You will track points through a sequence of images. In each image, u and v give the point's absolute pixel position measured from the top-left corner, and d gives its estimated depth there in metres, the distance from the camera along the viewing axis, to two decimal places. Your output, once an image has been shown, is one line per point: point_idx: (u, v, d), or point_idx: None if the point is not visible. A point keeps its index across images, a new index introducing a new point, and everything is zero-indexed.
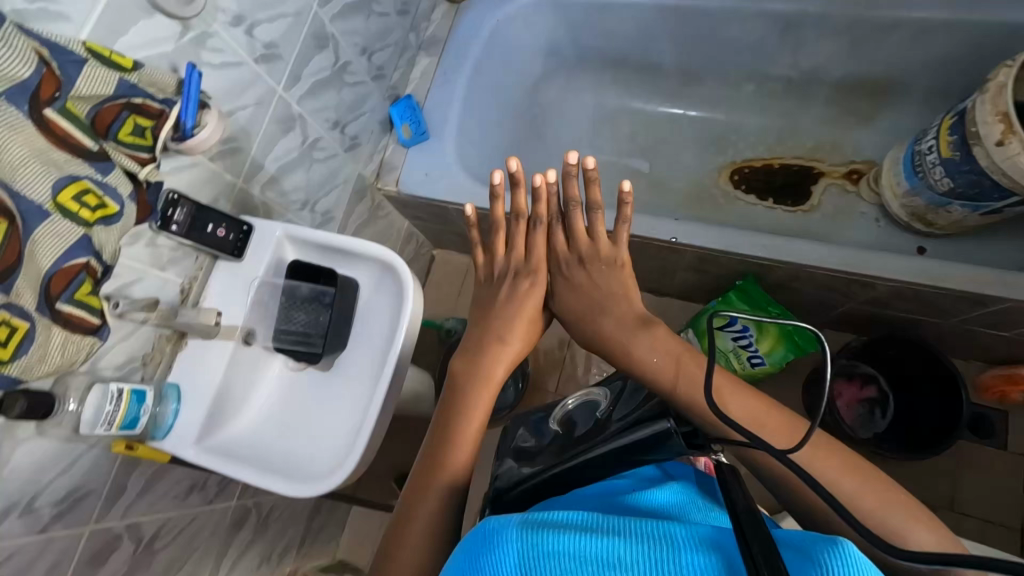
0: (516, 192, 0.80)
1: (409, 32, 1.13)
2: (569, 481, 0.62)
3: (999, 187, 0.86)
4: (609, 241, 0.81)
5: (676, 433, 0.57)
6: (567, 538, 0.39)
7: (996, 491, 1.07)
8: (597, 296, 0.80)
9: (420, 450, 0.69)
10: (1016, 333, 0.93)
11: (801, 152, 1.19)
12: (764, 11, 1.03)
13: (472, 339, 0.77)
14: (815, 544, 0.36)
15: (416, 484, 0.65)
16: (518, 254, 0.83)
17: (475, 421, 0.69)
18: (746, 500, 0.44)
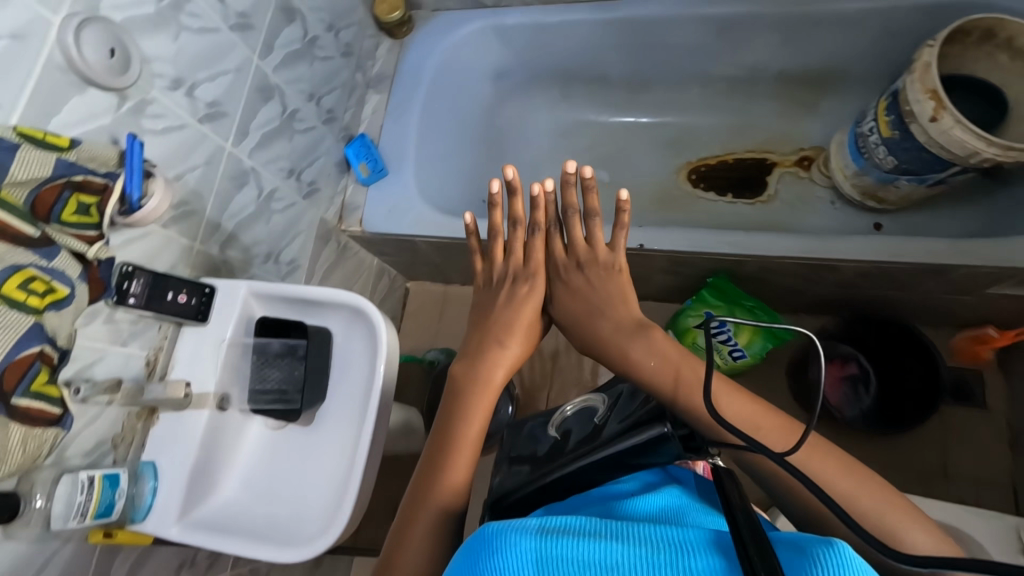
0: (513, 201, 0.80)
1: (355, 72, 1.13)
2: (571, 482, 0.63)
3: (939, 160, 0.89)
4: (607, 248, 0.81)
5: (672, 435, 0.60)
6: (567, 543, 0.38)
7: (984, 451, 1.10)
8: (595, 300, 0.79)
9: (420, 456, 0.67)
10: (977, 296, 0.97)
11: (752, 145, 1.22)
12: (696, 16, 1.07)
13: (472, 343, 0.77)
14: (811, 545, 0.36)
15: (417, 490, 0.64)
16: (518, 260, 0.82)
17: (476, 425, 0.68)
18: (743, 501, 0.44)
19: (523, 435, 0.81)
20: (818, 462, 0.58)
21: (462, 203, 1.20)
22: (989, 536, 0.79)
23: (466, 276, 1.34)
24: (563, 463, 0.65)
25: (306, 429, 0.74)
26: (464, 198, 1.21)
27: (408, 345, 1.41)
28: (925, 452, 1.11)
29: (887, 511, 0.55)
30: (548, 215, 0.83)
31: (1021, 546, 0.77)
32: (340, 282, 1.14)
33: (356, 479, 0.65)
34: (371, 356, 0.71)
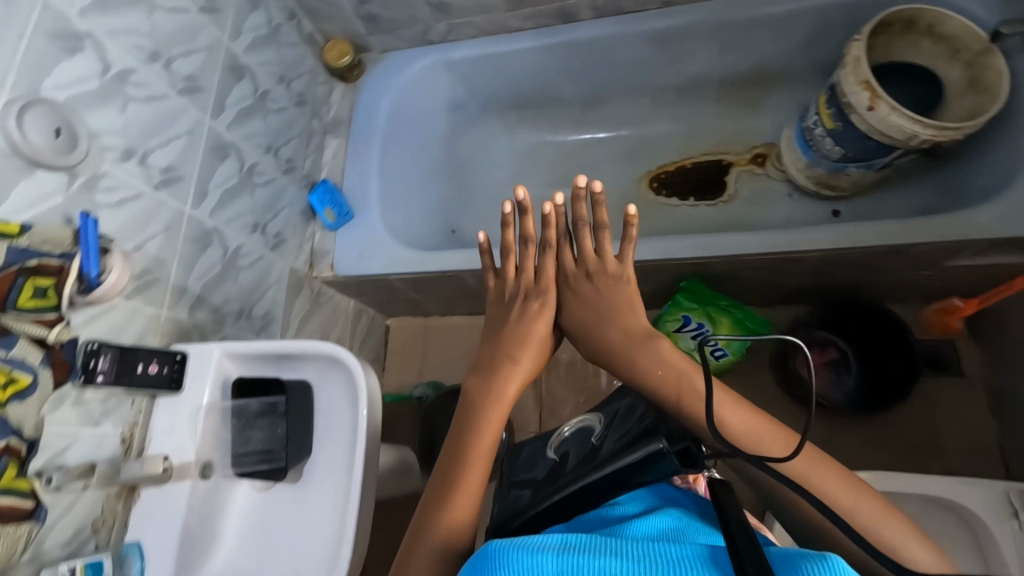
0: (525, 219, 0.82)
1: (310, 119, 1.14)
2: (576, 499, 0.62)
3: (882, 145, 0.93)
4: (615, 259, 0.81)
5: (669, 452, 0.59)
6: (567, 560, 0.39)
7: (967, 419, 1.12)
8: (601, 308, 0.79)
9: (434, 469, 0.67)
10: (937, 270, 1.00)
11: (707, 148, 1.26)
12: (636, 32, 1.11)
13: (488, 357, 0.78)
14: (803, 558, 0.38)
15: (429, 503, 0.63)
16: (530, 276, 0.83)
17: (489, 436, 0.68)
18: (736, 513, 0.46)
19: (521, 456, 0.76)
20: (818, 475, 0.58)
21: (432, 236, 1.21)
22: (980, 504, 0.80)
23: (445, 307, 1.34)
24: (566, 482, 0.63)
25: (295, 486, 0.71)
26: (433, 231, 1.22)
27: (395, 383, 1.39)
28: (912, 427, 1.13)
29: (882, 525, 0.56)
30: (559, 229, 0.83)
31: (1012, 509, 0.78)
32: (317, 329, 1.12)
33: (352, 520, 0.64)
34: (352, 401, 0.69)
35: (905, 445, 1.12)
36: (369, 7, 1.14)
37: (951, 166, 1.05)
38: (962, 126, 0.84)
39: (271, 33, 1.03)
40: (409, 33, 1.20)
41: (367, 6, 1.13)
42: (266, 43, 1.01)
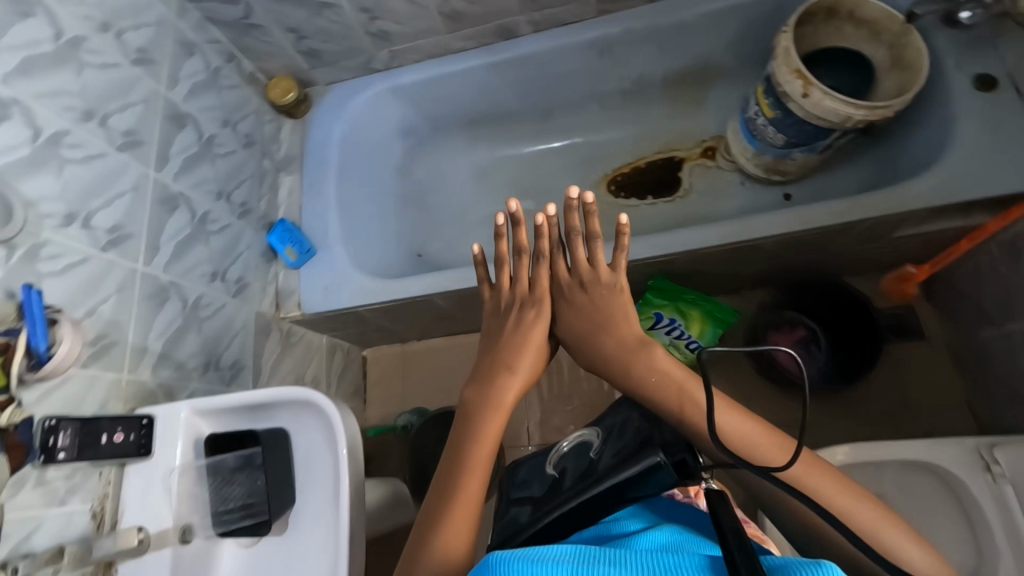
0: (516, 231, 0.76)
1: (261, 159, 1.12)
2: (575, 515, 0.62)
3: (820, 129, 0.97)
4: (609, 267, 0.77)
5: (665, 464, 0.59)
6: (562, 570, 0.41)
7: (935, 379, 1.16)
8: (596, 316, 0.76)
9: (429, 487, 0.66)
10: (888, 241, 1.04)
11: (658, 147, 1.29)
12: (575, 43, 1.14)
13: (486, 364, 0.75)
14: (797, 566, 0.39)
15: (424, 524, 0.62)
16: (524, 287, 0.79)
17: (487, 447, 0.67)
18: (732, 520, 0.46)
19: (519, 470, 0.73)
20: (812, 476, 0.59)
21: (398, 263, 1.20)
22: (954, 461, 0.84)
23: (420, 332, 1.33)
24: (566, 498, 0.62)
25: (283, 536, 0.68)
26: (399, 258, 1.21)
27: (378, 415, 1.37)
28: (885, 393, 1.17)
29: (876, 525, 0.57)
30: (551, 237, 0.78)
31: (984, 463, 0.81)
32: (291, 371, 1.10)
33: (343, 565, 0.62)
34: (330, 441, 0.67)
35: (881, 412, 1.16)
36: (309, 41, 1.13)
37: (888, 141, 1.10)
38: (891, 103, 0.88)
39: (210, 77, 1.02)
40: (352, 63, 1.20)
41: (306, 41, 1.13)
42: (206, 88, 1.00)
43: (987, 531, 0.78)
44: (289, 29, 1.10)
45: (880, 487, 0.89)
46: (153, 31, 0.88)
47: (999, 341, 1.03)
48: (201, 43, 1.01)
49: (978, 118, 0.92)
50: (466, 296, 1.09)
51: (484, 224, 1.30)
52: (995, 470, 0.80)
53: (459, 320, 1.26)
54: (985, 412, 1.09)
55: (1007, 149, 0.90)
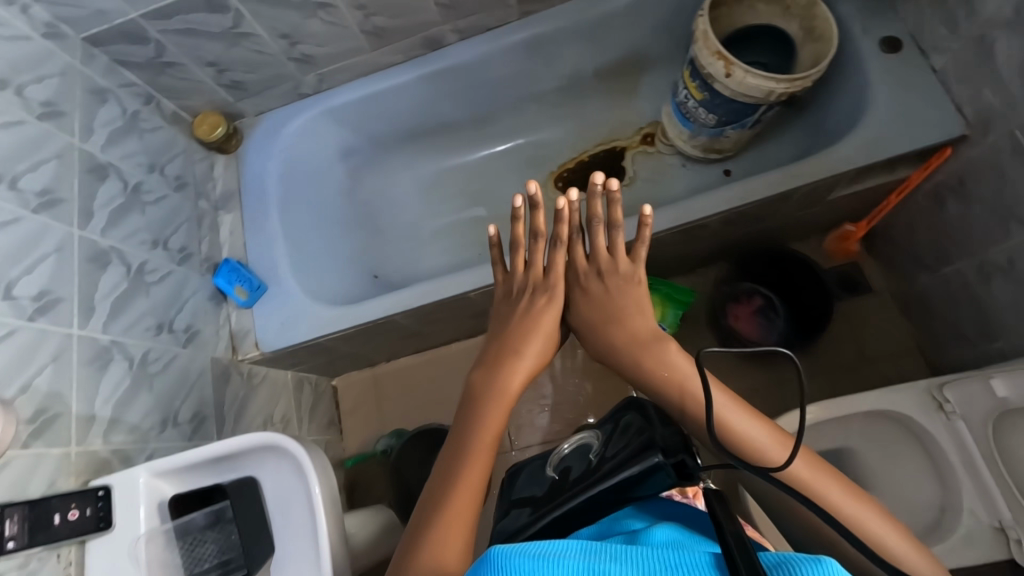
0: (535, 214, 0.73)
1: (196, 200, 1.08)
2: (574, 515, 0.62)
3: (747, 105, 1.00)
4: (627, 258, 0.76)
5: (665, 464, 0.60)
6: (565, 566, 0.41)
7: (887, 328, 1.22)
8: (608, 305, 0.75)
9: (427, 482, 0.63)
10: (825, 204, 1.09)
11: (599, 139, 1.30)
12: (504, 46, 1.14)
13: (495, 348, 0.74)
14: (797, 562, 0.38)
15: (419, 521, 0.59)
16: (539, 271, 0.77)
17: (489, 434, 0.66)
18: (731, 520, 0.46)
19: (524, 477, 0.78)
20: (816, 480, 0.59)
21: (355, 288, 1.18)
22: (911, 405, 0.87)
23: (388, 353, 1.30)
24: (567, 497, 0.63)
25: None
26: (356, 282, 1.19)
27: (356, 444, 1.33)
28: (843, 349, 1.22)
29: (880, 528, 0.58)
30: (571, 224, 0.76)
31: (937, 404, 0.85)
32: (258, 413, 1.06)
33: None
34: (301, 480, 0.65)
35: (842, 367, 1.21)
36: (230, 74, 1.10)
37: (812, 109, 1.15)
38: (809, 73, 0.92)
39: (129, 123, 0.97)
40: (280, 91, 1.17)
41: (228, 73, 1.10)
42: (125, 134, 0.95)
43: (950, 469, 0.82)
44: (208, 63, 1.06)
45: (848, 440, 0.93)
46: (58, 82, 0.84)
47: (937, 285, 1.09)
48: (113, 89, 0.96)
49: (889, 79, 0.97)
50: (429, 312, 1.08)
51: (439, 236, 1.30)
52: (948, 409, 0.84)
53: (425, 336, 1.25)
54: (934, 353, 1.15)
55: (919, 105, 0.95)
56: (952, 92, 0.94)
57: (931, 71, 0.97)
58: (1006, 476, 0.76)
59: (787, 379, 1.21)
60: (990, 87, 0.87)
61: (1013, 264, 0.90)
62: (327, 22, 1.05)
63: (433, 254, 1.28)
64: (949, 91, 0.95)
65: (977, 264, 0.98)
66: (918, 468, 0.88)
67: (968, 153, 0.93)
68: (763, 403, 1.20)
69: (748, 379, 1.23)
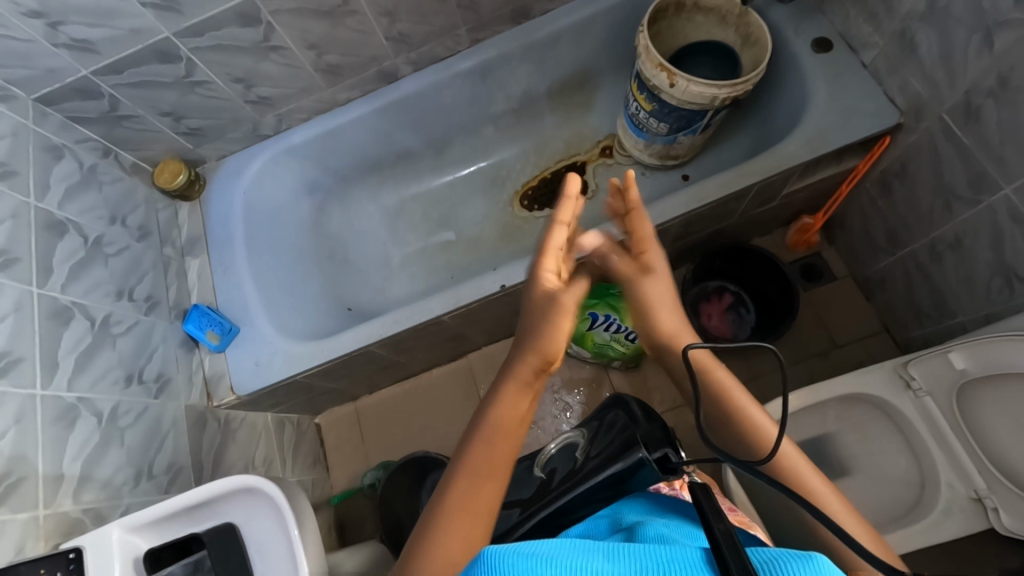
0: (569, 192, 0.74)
1: (161, 248, 1.08)
2: (564, 512, 0.63)
3: (694, 112, 1.03)
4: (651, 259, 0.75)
5: (648, 460, 0.60)
6: (557, 563, 0.40)
7: (855, 314, 1.25)
8: (634, 298, 0.74)
9: (452, 454, 0.60)
10: (781, 199, 1.12)
11: (558, 155, 1.34)
12: (456, 74, 1.18)
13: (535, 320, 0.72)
14: (785, 560, 0.39)
15: (440, 496, 0.56)
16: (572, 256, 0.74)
17: (515, 415, 0.61)
18: (716, 511, 0.45)
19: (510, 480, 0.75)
20: (801, 473, 0.60)
21: (330, 321, 1.17)
22: (879, 384, 0.89)
23: (368, 385, 1.30)
24: (556, 494, 0.64)
25: None
26: (330, 316, 1.18)
27: (343, 480, 1.31)
28: (814, 337, 1.25)
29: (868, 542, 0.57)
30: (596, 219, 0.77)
31: (904, 382, 0.87)
32: (237, 458, 1.04)
33: None
34: (280, 527, 0.64)
35: (816, 356, 1.23)
36: (188, 121, 1.11)
37: (757, 111, 1.19)
38: (748, 77, 0.96)
39: (87, 176, 0.97)
40: (240, 133, 1.18)
41: (185, 121, 1.10)
42: (83, 188, 0.95)
43: (925, 447, 0.84)
44: (164, 113, 1.07)
45: (826, 426, 0.94)
46: (10, 142, 0.84)
47: (895, 267, 1.12)
48: (69, 144, 0.96)
49: (824, 76, 1.02)
50: (403, 339, 1.08)
51: (410, 263, 1.31)
52: (915, 386, 0.86)
53: (403, 364, 1.24)
54: (900, 334, 1.18)
55: (854, 99, 1.00)
56: (883, 85, 0.99)
57: (862, 66, 1.02)
58: (977, 448, 0.78)
59: (765, 371, 1.23)
60: (916, 77, 0.92)
61: (959, 240, 0.94)
62: (280, 64, 1.07)
63: (404, 281, 1.29)
64: (880, 84, 1.00)
65: (929, 244, 1.01)
66: (891, 445, 0.89)
67: (906, 140, 0.98)
68: None
69: None
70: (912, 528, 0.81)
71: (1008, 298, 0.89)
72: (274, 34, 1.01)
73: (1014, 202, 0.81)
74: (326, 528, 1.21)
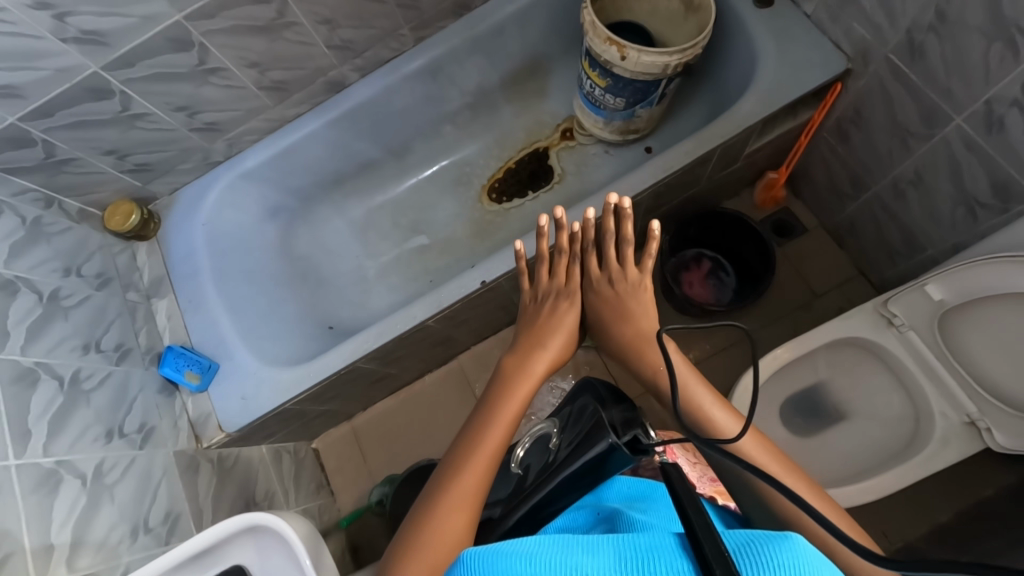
0: (556, 209, 0.74)
1: (124, 294, 1.03)
2: (542, 506, 0.59)
3: (649, 83, 1.03)
4: (635, 268, 0.78)
5: (618, 445, 0.55)
6: (538, 559, 0.40)
7: (829, 261, 1.27)
8: (611, 301, 0.78)
9: (443, 459, 0.64)
10: (745, 158, 1.13)
11: (520, 145, 1.32)
12: (404, 75, 1.15)
13: (521, 342, 0.77)
14: (764, 544, 0.39)
15: (427, 498, 0.60)
16: (562, 278, 0.81)
17: (511, 411, 0.67)
18: (690, 493, 0.44)
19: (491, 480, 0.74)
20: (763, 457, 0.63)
21: (311, 342, 1.14)
22: (863, 326, 0.90)
23: (362, 402, 1.27)
24: (532, 490, 0.59)
25: None
26: (311, 337, 1.15)
27: (350, 501, 1.28)
28: (793, 290, 1.27)
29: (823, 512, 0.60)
30: (584, 237, 0.80)
31: (887, 320, 0.88)
32: (237, 497, 1.00)
33: None
34: (292, 560, 0.61)
35: (798, 308, 1.26)
36: (133, 157, 1.06)
37: (709, 74, 1.20)
38: (697, 41, 0.96)
39: (32, 230, 0.92)
40: (191, 164, 1.13)
41: (130, 158, 1.05)
42: (30, 244, 0.90)
43: (914, 381, 0.86)
44: (105, 152, 1.02)
45: (819, 374, 0.96)
46: None
47: (863, 211, 1.15)
48: (6, 200, 0.91)
49: (771, 32, 1.03)
50: (391, 351, 1.06)
51: (386, 274, 1.28)
52: (898, 322, 0.86)
53: (394, 376, 1.22)
54: (875, 275, 1.21)
55: (802, 51, 1.01)
56: (828, 33, 1.01)
57: (805, 18, 1.03)
58: (963, 373, 0.81)
59: (751, 331, 1.25)
60: (858, 22, 0.93)
61: (919, 177, 0.96)
62: (222, 86, 1.03)
63: (383, 293, 1.27)
64: (825, 32, 1.01)
65: (890, 183, 1.04)
66: (883, 383, 0.92)
67: (856, 86, 0.99)
68: (734, 361, 1.23)
69: (717, 339, 1.25)
70: (915, 461, 0.82)
71: (972, 226, 0.91)
72: (210, 56, 0.97)
73: (967, 131, 0.84)
74: (340, 552, 1.18)
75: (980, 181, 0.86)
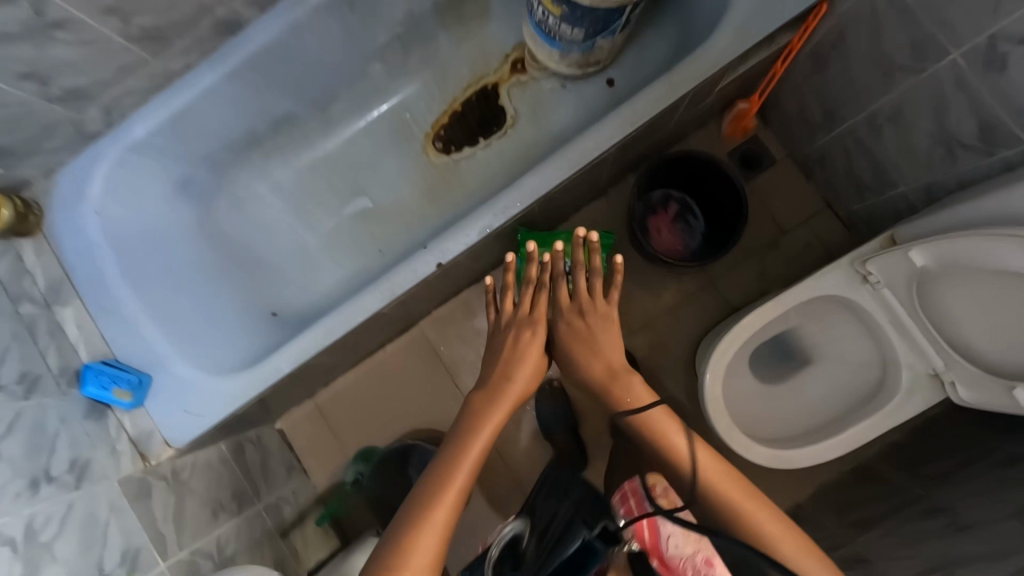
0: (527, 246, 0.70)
1: (14, 307, 0.85)
2: None
3: (612, 11, 0.87)
4: (603, 300, 0.72)
5: (592, 540, 0.57)
6: None
7: (797, 194, 1.22)
8: (578, 335, 0.71)
9: (404, 501, 0.61)
10: (716, 92, 1.02)
11: (465, 82, 1.14)
12: (315, 8, 0.94)
13: (484, 377, 0.71)
14: None
15: (382, 557, 0.57)
16: (526, 307, 0.72)
17: (470, 461, 0.63)
18: None
19: None
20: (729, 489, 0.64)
21: (254, 337, 1.03)
22: (840, 284, 0.87)
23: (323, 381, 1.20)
24: None
25: None
26: (254, 330, 1.04)
27: (325, 479, 1.25)
28: (760, 226, 1.22)
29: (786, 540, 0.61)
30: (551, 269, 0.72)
31: (862, 277, 0.86)
32: (203, 507, 0.95)
33: None
34: None
35: (766, 246, 1.22)
36: None
37: None
38: None
39: None
40: (62, 139, 0.92)
41: None
42: None
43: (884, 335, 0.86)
44: None
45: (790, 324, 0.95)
46: None
47: (834, 144, 1.08)
48: None
49: None
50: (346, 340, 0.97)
51: (329, 246, 1.14)
52: (872, 280, 0.84)
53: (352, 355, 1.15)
54: (842, 207, 1.18)
55: None
56: None
57: None
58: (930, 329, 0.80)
59: (720, 274, 1.22)
60: None
61: (901, 115, 0.89)
62: (76, 42, 0.81)
63: (329, 269, 1.14)
64: None
65: (867, 118, 0.96)
66: (852, 334, 0.92)
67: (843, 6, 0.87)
68: (705, 305, 1.21)
69: (687, 284, 1.22)
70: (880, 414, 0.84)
71: (950, 167, 0.87)
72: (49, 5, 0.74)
73: (962, 68, 0.75)
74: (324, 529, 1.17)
75: (966, 123, 0.79)
